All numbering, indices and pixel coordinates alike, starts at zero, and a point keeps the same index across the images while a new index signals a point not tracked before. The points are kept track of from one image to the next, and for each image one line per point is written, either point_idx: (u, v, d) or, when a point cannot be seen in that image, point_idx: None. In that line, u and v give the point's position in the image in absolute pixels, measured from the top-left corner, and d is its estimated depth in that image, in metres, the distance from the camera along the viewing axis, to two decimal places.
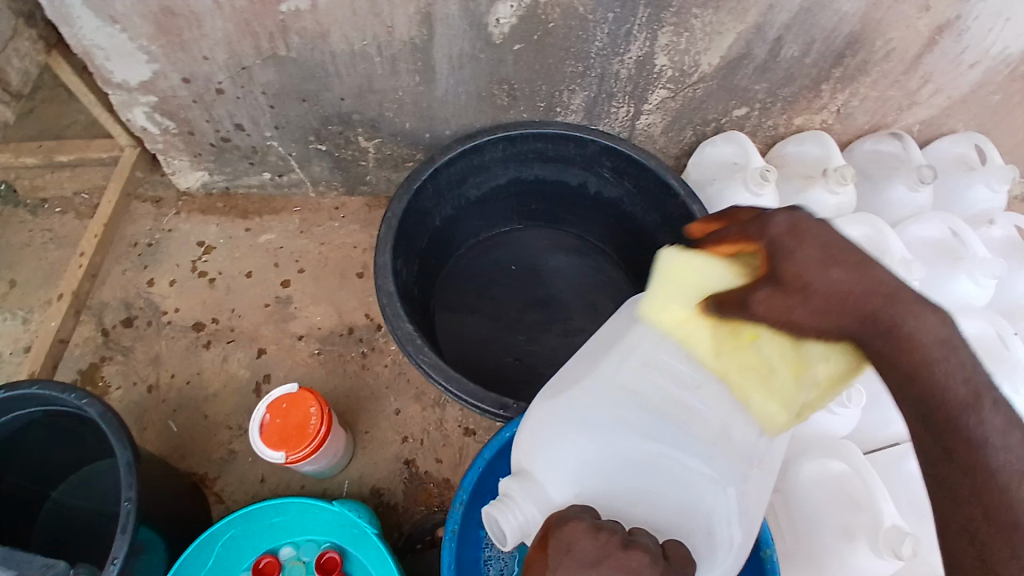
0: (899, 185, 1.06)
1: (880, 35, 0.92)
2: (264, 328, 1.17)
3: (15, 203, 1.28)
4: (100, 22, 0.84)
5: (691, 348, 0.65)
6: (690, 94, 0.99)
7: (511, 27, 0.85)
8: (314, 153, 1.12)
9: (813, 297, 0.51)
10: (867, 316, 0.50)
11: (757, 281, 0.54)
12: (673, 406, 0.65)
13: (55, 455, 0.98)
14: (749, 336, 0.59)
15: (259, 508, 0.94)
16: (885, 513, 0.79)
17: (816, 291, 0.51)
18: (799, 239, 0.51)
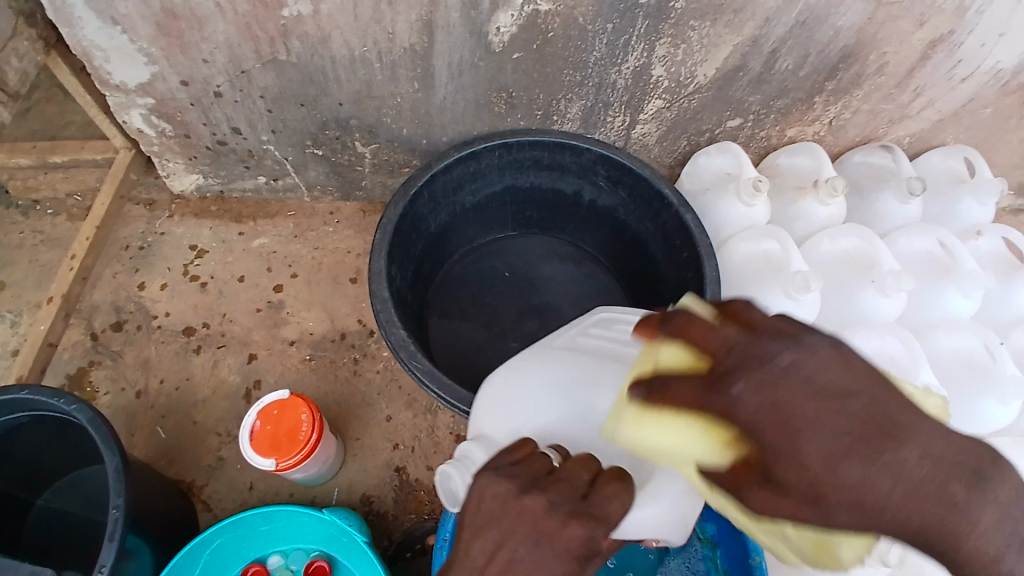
0: (888, 198, 1.07)
1: (870, 52, 0.94)
2: (257, 333, 1.16)
3: (6, 204, 1.26)
4: (101, 23, 0.84)
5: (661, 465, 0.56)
6: (684, 105, 1.01)
7: (511, 35, 0.86)
8: (311, 157, 1.12)
9: (832, 512, 0.41)
10: (913, 535, 0.41)
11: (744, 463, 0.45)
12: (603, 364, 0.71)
13: (40, 461, 0.97)
14: (710, 490, 0.52)
15: (247, 516, 0.93)
16: None
17: (834, 502, 0.41)
18: (790, 427, 0.42)
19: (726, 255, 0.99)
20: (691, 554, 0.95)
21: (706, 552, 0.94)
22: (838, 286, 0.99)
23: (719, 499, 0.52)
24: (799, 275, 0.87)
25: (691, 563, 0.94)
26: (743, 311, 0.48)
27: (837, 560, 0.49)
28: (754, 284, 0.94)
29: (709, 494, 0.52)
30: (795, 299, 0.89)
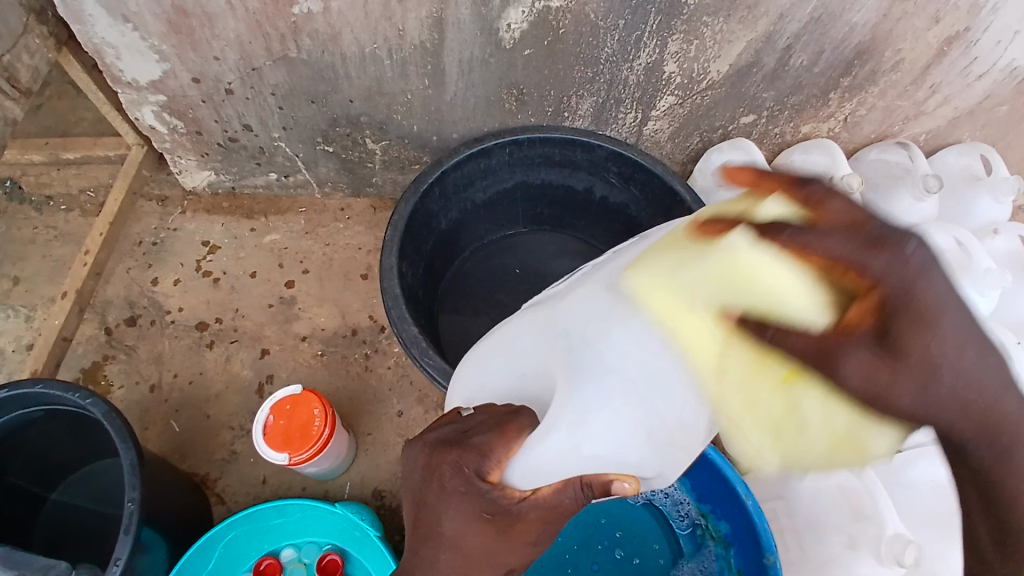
0: (904, 194, 1.05)
1: (888, 47, 0.92)
2: (268, 328, 1.17)
3: (21, 199, 1.28)
4: (111, 20, 0.84)
5: (693, 357, 0.58)
6: (697, 101, 0.99)
7: (522, 32, 0.85)
8: (322, 154, 1.12)
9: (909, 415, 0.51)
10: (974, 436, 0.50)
11: (850, 330, 0.50)
12: (544, 296, 0.71)
13: (56, 454, 0.98)
14: (784, 378, 0.56)
15: (258, 510, 0.95)
16: (890, 523, 0.81)
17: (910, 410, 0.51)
18: (896, 371, 0.49)
19: None
20: (705, 556, 0.96)
21: (719, 551, 0.94)
22: None
23: (781, 388, 0.56)
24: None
25: (705, 564, 0.95)
26: (832, 196, 0.49)
27: (868, 452, 0.58)
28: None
29: (762, 373, 0.56)
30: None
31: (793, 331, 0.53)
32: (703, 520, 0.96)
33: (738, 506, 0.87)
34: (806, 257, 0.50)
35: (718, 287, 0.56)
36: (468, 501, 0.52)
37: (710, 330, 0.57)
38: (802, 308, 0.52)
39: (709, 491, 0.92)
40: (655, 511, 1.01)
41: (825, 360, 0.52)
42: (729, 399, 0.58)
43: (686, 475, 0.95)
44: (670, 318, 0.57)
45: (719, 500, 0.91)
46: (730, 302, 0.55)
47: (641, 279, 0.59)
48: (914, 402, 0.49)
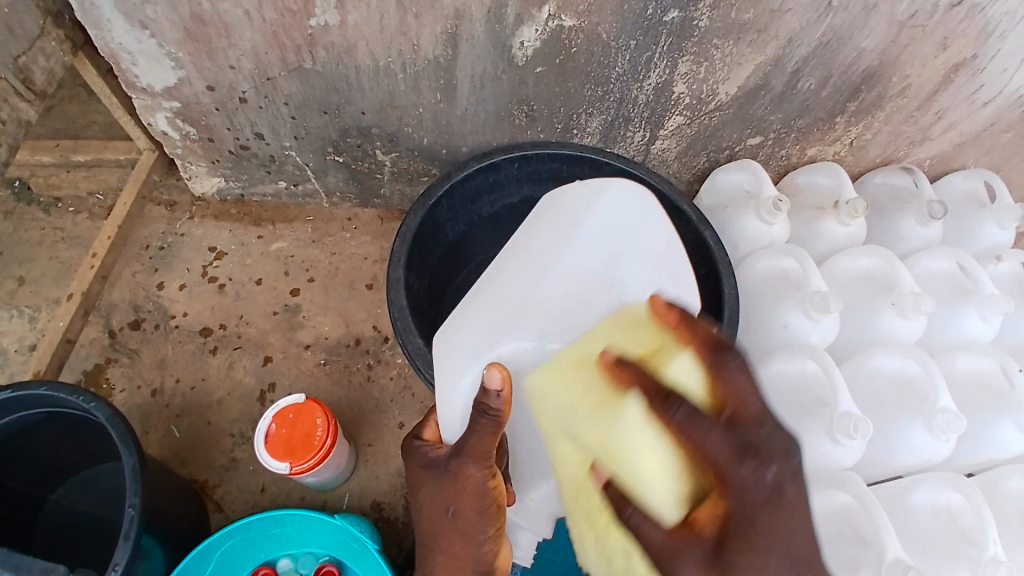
0: (909, 219, 1.07)
1: (895, 72, 0.93)
2: (272, 336, 1.17)
3: (29, 201, 1.28)
4: (129, 26, 0.86)
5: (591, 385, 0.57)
6: (705, 121, 1.01)
7: (535, 50, 0.86)
8: (332, 164, 1.13)
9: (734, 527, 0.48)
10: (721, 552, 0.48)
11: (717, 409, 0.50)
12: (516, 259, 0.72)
13: (57, 457, 0.98)
14: (619, 408, 0.54)
15: (256, 521, 0.92)
16: (890, 547, 0.79)
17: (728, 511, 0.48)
18: (721, 482, 0.48)
19: (744, 274, 0.98)
20: None
21: None
22: (859, 306, 0.98)
23: (619, 424, 0.54)
24: (848, 420, 0.82)
25: None
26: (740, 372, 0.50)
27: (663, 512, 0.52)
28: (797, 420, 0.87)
29: (603, 407, 0.55)
30: (841, 443, 0.84)
31: (734, 379, 0.50)
32: None
33: None
34: (714, 396, 0.51)
35: (626, 336, 0.59)
36: (428, 475, 0.64)
37: (590, 369, 0.57)
38: (689, 377, 0.52)
39: None
40: None
41: (687, 433, 0.48)
42: (604, 449, 0.55)
43: None
44: (549, 391, 0.60)
45: None
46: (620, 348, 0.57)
47: (606, 326, 0.61)
48: (738, 503, 0.47)
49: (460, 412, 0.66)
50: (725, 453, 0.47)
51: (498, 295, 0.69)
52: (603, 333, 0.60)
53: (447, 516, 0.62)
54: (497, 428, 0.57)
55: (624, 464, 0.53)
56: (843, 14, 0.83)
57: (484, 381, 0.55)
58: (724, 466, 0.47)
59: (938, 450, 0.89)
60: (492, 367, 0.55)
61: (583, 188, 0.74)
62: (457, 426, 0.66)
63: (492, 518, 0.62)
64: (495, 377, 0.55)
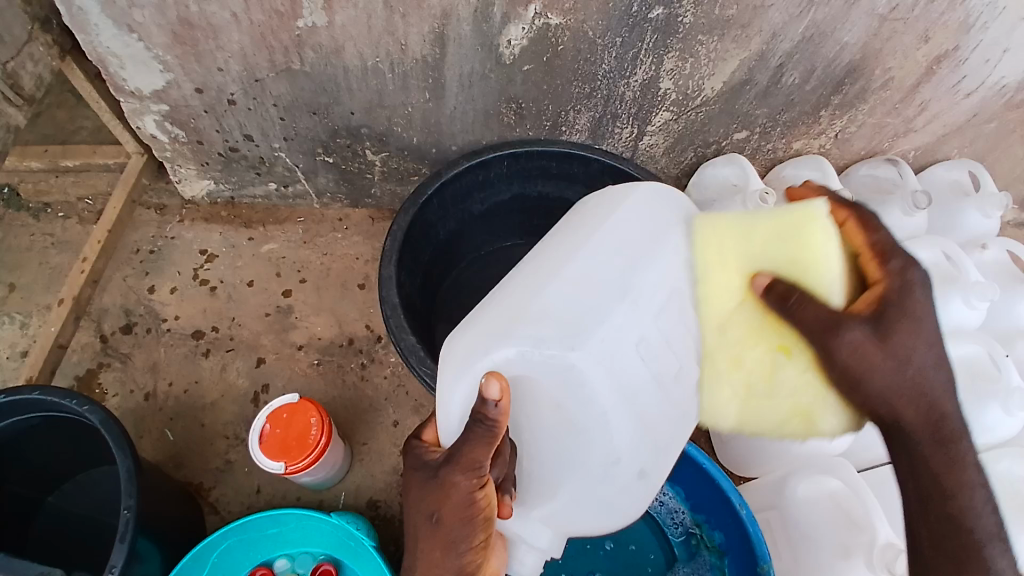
0: (894, 210, 1.08)
1: (877, 66, 0.95)
2: (265, 337, 1.17)
3: (18, 207, 1.28)
4: (117, 30, 0.86)
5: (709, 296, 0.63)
6: (692, 117, 1.02)
7: (522, 48, 0.87)
8: (321, 165, 1.13)
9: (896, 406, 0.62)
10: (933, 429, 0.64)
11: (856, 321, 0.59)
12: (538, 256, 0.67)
13: (51, 462, 0.98)
14: (784, 347, 0.62)
15: (253, 520, 0.93)
16: (881, 532, 0.80)
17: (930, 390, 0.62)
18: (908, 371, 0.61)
19: None
20: (699, 564, 0.96)
21: (713, 559, 0.94)
22: None
23: (777, 355, 0.62)
24: None
25: (699, 573, 0.96)
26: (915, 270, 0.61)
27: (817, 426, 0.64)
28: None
29: (762, 338, 0.62)
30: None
31: (812, 301, 0.59)
32: (697, 529, 0.96)
33: (731, 514, 0.87)
34: (870, 274, 0.62)
35: (754, 243, 0.62)
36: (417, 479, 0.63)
37: (732, 283, 0.62)
38: (831, 279, 0.60)
39: (703, 500, 0.93)
40: (652, 522, 1.01)
41: (830, 331, 0.59)
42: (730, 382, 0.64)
43: (680, 483, 0.96)
44: (706, 258, 0.64)
45: (713, 509, 0.92)
46: (763, 267, 0.61)
47: (703, 227, 0.64)
48: (881, 386, 0.60)
49: (457, 417, 0.63)
50: (869, 346, 0.59)
51: (508, 297, 0.64)
52: (736, 225, 0.63)
53: (430, 523, 0.61)
54: (490, 438, 0.57)
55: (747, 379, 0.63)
56: (824, 9, 0.85)
57: (483, 391, 0.55)
58: (882, 373, 0.60)
59: None
60: (489, 377, 0.55)
61: (608, 194, 0.69)
62: (454, 431, 0.64)
63: (476, 528, 0.60)
64: (494, 388, 0.54)
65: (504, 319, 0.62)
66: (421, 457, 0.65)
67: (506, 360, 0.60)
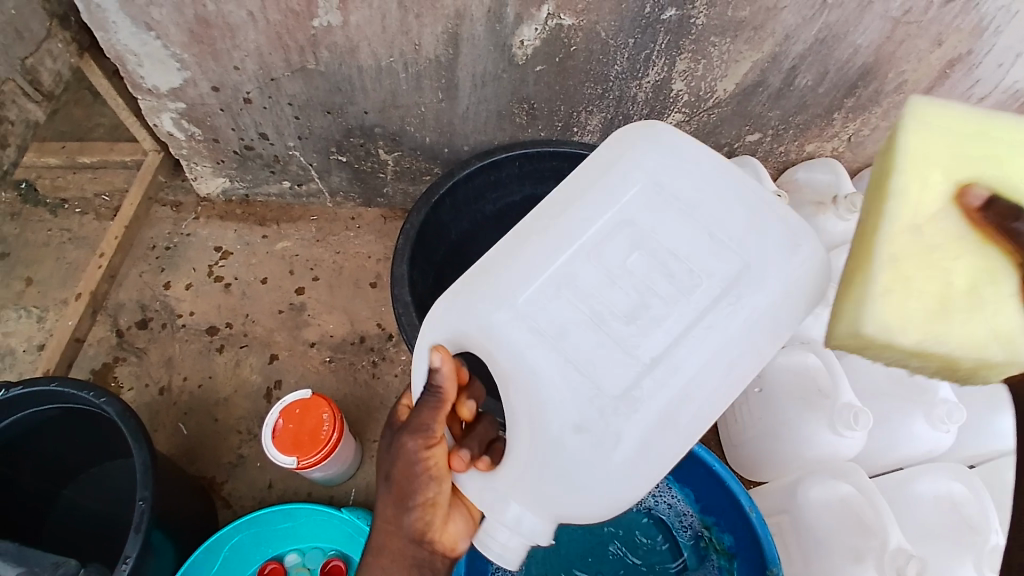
0: None
1: (891, 68, 0.94)
2: (278, 334, 1.18)
3: (35, 202, 1.30)
4: (135, 29, 0.87)
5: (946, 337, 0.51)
6: (704, 118, 1.02)
7: (534, 48, 0.88)
8: (335, 164, 1.15)
9: None
10: None
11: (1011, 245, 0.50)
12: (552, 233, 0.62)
13: (67, 454, 1.00)
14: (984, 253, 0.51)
15: (265, 515, 0.93)
16: (893, 535, 0.78)
17: None
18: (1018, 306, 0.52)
19: None
20: (709, 567, 0.96)
21: (722, 562, 0.94)
22: None
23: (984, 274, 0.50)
24: (848, 411, 0.83)
25: None
26: None
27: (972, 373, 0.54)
28: (800, 412, 0.91)
29: (984, 248, 0.50)
30: (842, 434, 0.85)
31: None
32: (706, 531, 0.96)
33: (741, 517, 0.87)
34: None
35: (965, 146, 0.51)
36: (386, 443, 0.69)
37: (938, 193, 0.51)
38: None
39: (712, 502, 0.93)
40: (662, 525, 1.01)
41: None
42: (914, 295, 0.51)
43: (689, 485, 0.96)
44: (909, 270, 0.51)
45: (721, 511, 0.92)
46: (976, 180, 0.50)
47: (924, 116, 0.52)
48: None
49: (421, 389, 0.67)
50: None
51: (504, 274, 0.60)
52: (943, 124, 0.52)
53: (387, 481, 0.66)
54: (439, 408, 0.63)
55: (932, 289, 0.51)
56: (838, 11, 0.84)
57: (430, 363, 0.60)
58: None
59: (940, 439, 0.90)
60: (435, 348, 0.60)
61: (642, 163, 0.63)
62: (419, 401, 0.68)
63: (428, 484, 0.65)
64: (436, 358, 0.60)
65: (496, 278, 0.60)
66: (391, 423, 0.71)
67: (492, 318, 0.58)
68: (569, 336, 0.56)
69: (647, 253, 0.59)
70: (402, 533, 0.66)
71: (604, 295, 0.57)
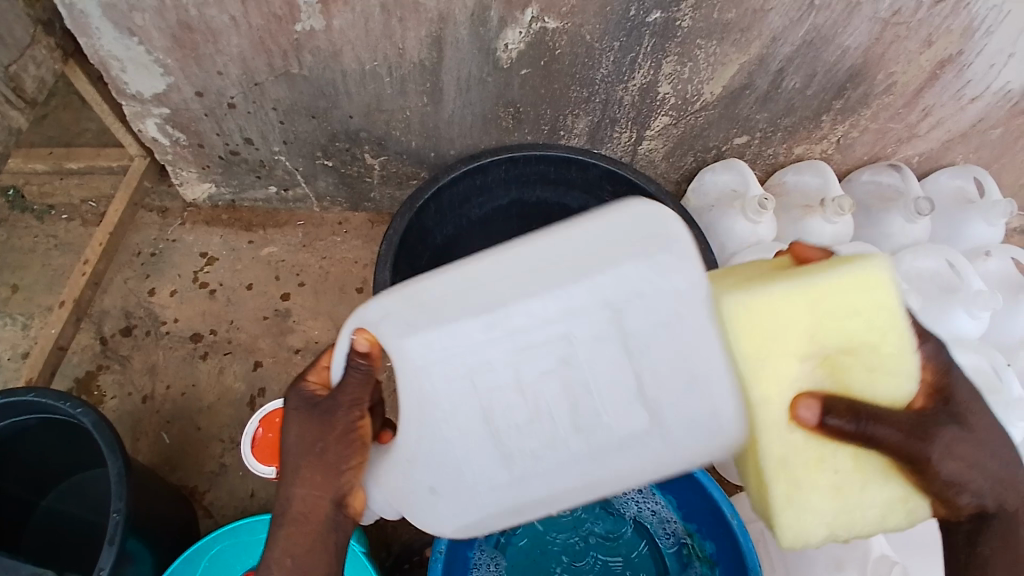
0: (897, 217, 1.08)
1: (879, 70, 0.94)
2: (262, 341, 1.17)
3: (23, 208, 1.29)
4: (117, 33, 0.86)
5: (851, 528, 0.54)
6: (691, 122, 1.01)
7: (519, 52, 0.87)
8: (321, 168, 1.14)
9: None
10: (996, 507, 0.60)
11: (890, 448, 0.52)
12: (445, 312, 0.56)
13: (46, 464, 0.98)
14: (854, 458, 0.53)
15: (246, 523, 0.92)
16: (876, 544, 0.82)
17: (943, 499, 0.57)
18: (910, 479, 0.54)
19: None
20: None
21: (705, 571, 0.94)
22: None
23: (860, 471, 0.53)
24: None
25: None
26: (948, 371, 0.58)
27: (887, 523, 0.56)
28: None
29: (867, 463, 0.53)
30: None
31: (888, 419, 0.51)
32: (689, 539, 0.96)
33: (724, 525, 0.86)
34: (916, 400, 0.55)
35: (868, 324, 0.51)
36: (304, 421, 0.59)
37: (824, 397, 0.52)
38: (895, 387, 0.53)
39: (695, 510, 0.92)
40: (645, 533, 1.00)
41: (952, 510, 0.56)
42: (808, 495, 0.52)
43: (672, 492, 0.95)
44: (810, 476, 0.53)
45: (705, 519, 0.91)
46: (812, 362, 0.52)
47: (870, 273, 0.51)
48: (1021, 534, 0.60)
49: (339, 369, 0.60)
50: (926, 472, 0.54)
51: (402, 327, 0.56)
52: (781, 303, 0.50)
53: (316, 452, 0.58)
54: (371, 377, 0.58)
55: (829, 482, 0.53)
56: (825, 13, 0.84)
57: (353, 344, 0.56)
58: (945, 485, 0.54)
59: None
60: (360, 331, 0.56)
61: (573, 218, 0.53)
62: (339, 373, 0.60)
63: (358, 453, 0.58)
64: (363, 340, 0.56)
65: (408, 315, 0.54)
66: (307, 397, 0.61)
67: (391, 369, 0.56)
68: (451, 426, 0.55)
69: (563, 377, 0.55)
70: (329, 497, 0.57)
71: (498, 392, 0.55)
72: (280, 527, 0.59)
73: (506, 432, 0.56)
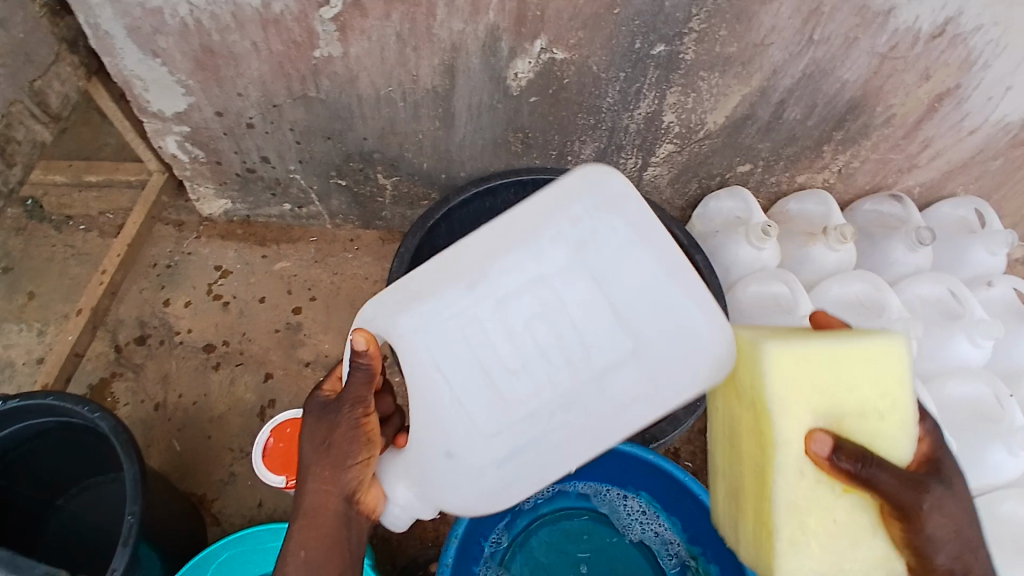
0: (898, 245, 1.09)
1: (879, 102, 0.96)
2: (273, 353, 1.20)
3: (40, 219, 1.33)
4: (142, 55, 0.90)
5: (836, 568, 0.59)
6: (695, 149, 1.04)
7: (528, 80, 0.90)
8: (335, 187, 1.17)
9: None
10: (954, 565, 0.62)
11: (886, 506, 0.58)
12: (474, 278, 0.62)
13: (60, 467, 1.00)
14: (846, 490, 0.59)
15: (255, 532, 0.95)
16: None
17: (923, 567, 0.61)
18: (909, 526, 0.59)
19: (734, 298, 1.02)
20: None
21: None
22: None
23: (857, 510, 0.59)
24: None
25: None
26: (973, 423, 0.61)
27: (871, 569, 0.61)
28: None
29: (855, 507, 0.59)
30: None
31: (889, 467, 0.57)
32: (692, 560, 0.97)
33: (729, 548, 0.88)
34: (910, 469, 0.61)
35: (882, 387, 0.59)
36: (318, 423, 0.67)
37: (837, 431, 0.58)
38: (903, 448, 0.59)
39: (700, 532, 0.94)
40: (650, 557, 1.00)
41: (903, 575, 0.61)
42: (805, 541, 0.58)
43: (677, 515, 0.96)
44: (802, 501, 0.58)
45: (708, 541, 0.93)
46: (824, 420, 0.58)
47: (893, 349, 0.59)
48: None
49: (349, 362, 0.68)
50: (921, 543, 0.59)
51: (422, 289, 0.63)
52: (812, 367, 0.58)
53: (323, 447, 0.66)
54: (371, 377, 0.65)
55: (825, 529, 0.59)
56: (824, 48, 0.86)
57: (353, 346, 0.62)
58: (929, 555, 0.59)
59: None
60: (357, 331, 0.62)
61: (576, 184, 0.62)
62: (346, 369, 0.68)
63: (361, 446, 0.66)
64: (359, 340, 0.62)
65: (442, 277, 0.62)
66: (321, 403, 0.69)
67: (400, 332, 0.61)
68: (458, 373, 0.60)
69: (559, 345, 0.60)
70: (338, 491, 0.65)
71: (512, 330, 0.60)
72: (299, 519, 0.67)
73: (507, 371, 0.60)
